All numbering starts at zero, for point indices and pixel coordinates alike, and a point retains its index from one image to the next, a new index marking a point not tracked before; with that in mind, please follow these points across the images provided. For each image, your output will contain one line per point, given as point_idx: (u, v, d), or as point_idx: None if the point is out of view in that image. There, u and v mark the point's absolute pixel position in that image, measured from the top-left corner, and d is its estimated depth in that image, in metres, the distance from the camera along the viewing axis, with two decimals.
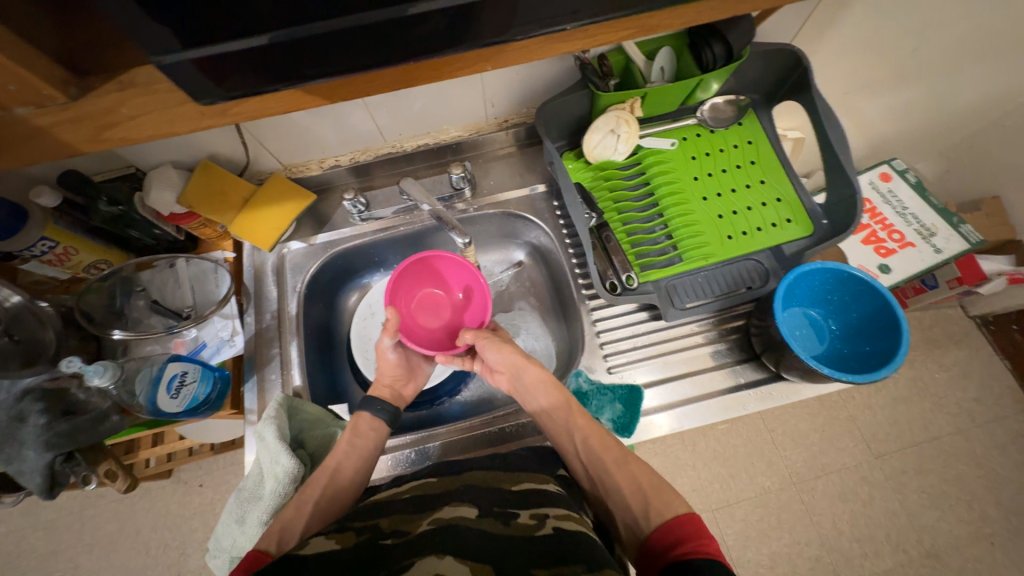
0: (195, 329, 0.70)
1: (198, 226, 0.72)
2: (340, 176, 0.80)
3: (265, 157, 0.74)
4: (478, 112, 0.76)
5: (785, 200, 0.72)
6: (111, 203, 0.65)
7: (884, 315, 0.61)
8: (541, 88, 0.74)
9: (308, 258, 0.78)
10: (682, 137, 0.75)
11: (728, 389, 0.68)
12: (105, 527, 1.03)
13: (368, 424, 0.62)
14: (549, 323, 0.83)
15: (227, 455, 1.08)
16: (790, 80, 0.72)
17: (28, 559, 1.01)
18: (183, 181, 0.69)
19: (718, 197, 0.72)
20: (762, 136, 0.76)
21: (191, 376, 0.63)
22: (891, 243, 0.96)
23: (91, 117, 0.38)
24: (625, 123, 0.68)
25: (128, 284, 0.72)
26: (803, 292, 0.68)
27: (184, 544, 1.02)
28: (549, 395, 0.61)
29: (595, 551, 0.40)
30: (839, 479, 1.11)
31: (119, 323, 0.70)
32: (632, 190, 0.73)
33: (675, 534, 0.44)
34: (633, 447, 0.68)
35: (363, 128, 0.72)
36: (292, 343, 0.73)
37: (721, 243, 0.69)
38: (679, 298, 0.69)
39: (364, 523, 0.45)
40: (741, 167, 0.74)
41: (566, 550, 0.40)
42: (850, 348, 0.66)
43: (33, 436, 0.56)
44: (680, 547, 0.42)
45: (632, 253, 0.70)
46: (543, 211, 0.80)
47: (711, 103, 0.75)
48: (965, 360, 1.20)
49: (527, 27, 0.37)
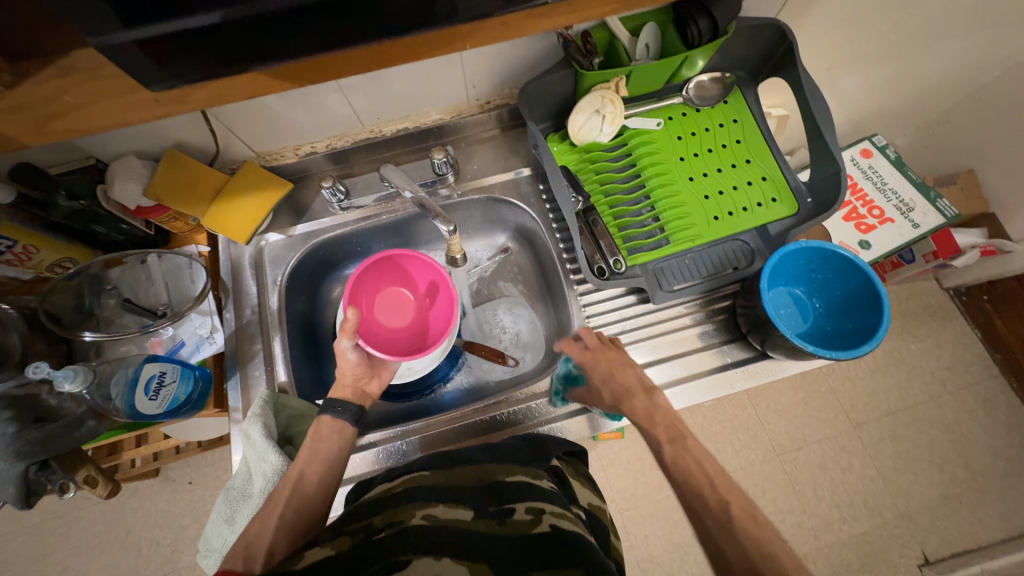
0: (171, 327, 0.67)
1: (168, 219, 0.69)
2: (316, 163, 0.77)
3: (236, 145, 0.70)
4: (458, 94, 0.73)
5: (770, 178, 0.72)
6: (71, 197, 0.61)
7: (866, 293, 0.62)
8: (523, 68, 0.71)
9: (287, 249, 0.76)
10: (667, 116, 0.73)
11: (716, 369, 0.68)
12: (93, 529, 1.01)
13: (330, 427, 0.59)
14: (537, 308, 0.83)
15: (215, 451, 1.06)
16: (774, 57, 0.71)
17: (14, 564, 0.99)
18: (148, 172, 0.65)
19: (704, 177, 0.71)
20: (747, 114, 0.75)
21: (170, 376, 0.61)
22: (871, 219, 0.98)
23: (33, 107, 0.35)
24: (609, 104, 0.66)
25: (97, 283, 0.69)
26: (787, 271, 0.68)
27: (176, 541, 1.01)
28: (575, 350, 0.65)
29: (592, 555, 0.41)
30: (819, 449, 1.15)
31: (89, 323, 0.67)
32: (618, 172, 0.72)
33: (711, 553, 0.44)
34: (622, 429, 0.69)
35: (338, 112, 0.69)
36: (274, 338, 0.71)
37: (707, 224, 0.69)
38: (667, 280, 0.69)
39: (357, 524, 0.44)
40: (727, 146, 0.73)
41: (563, 553, 0.40)
42: (834, 325, 0.67)
43: (1, 444, 0.53)
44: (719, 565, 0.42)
45: (619, 236, 0.69)
46: (528, 195, 0.79)
47: (697, 81, 0.74)
48: (939, 331, 1.24)
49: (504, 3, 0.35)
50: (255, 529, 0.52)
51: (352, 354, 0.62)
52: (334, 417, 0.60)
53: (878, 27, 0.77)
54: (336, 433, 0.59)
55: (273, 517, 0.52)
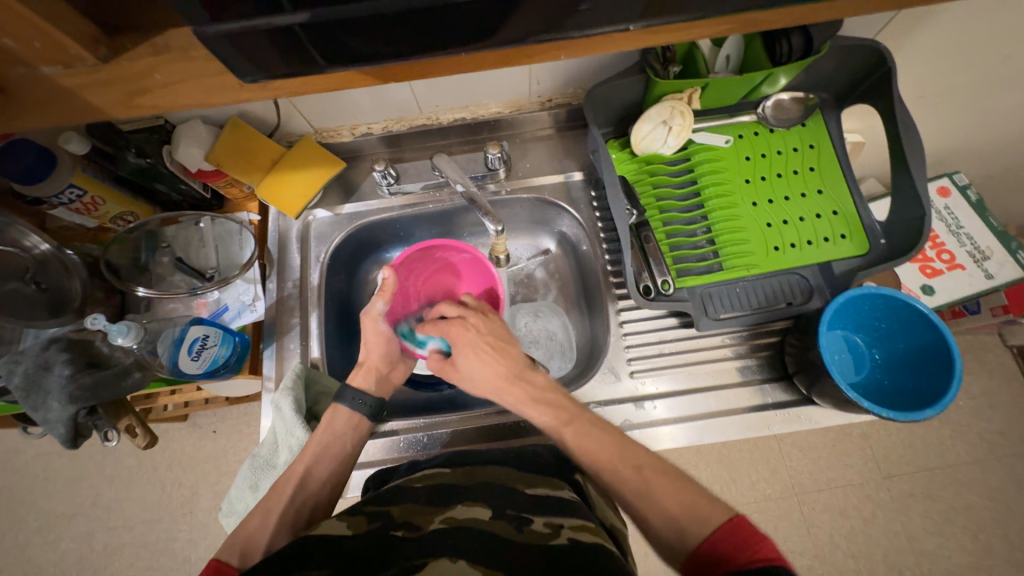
0: (217, 292, 0.70)
1: (225, 185, 0.70)
2: (370, 145, 0.77)
3: (296, 119, 0.71)
4: (521, 89, 0.71)
5: (842, 213, 0.67)
6: (139, 155, 0.64)
7: (935, 351, 0.58)
8: (591, 69, 0.69)
9: (333, 227, 0.76)
10: (738, 134, 0.69)
11: (754, 408, 0.65)
12: (124, 461, 1.07)
13: (343, 421, 0.61)
14: (572, 314, 0.81)
15: (240, 406, 1.11)
16: (866, 84, 0.65)
17: (54, 483, 1.07)
18: (212, 138, 0.67)
19: (769, 204, 0.67)
20: (826, 140, 0.70)
21: (212, 339, 0.63)
22: (939, 263, 0.90)
23: (123, 82, 0.35)
24: (679, 116, 0.63)
25: (153, 239, 0.71)
26: (847, 316, 0.64)
27: (197, 485, 1.06)
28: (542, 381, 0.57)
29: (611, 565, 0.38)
30: (843, 494, 1.09)
31: (144, 278, 0.70)
32: (677, 188, 0.69)
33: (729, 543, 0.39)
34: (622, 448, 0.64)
35: (399, 96, 0.69)
36: (312, 313, 0.72)
37: (766, 254, 0.65)
38: (713, 307, 0.65)
39: (376, 509, 0.45)
40: (798, 173, 0.69)
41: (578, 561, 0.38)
42: (891, 380, 0.63)
43: (58, 385, 0.58)
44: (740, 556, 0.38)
45: (669, 256, 0.66)
46: (578, 200, 0.76)
47: (776, 99, 0.69)
48: (994, 390, 1.15)
49: (594, 14, 0.33)
50: (256, 521, 0.52)
51: (383, 325, 0.65)
52: (351, 411, 0.61)
53: (988, 60, 0.70)
54: (351, 431, 0.61)
55: (273, 516, 0.53)
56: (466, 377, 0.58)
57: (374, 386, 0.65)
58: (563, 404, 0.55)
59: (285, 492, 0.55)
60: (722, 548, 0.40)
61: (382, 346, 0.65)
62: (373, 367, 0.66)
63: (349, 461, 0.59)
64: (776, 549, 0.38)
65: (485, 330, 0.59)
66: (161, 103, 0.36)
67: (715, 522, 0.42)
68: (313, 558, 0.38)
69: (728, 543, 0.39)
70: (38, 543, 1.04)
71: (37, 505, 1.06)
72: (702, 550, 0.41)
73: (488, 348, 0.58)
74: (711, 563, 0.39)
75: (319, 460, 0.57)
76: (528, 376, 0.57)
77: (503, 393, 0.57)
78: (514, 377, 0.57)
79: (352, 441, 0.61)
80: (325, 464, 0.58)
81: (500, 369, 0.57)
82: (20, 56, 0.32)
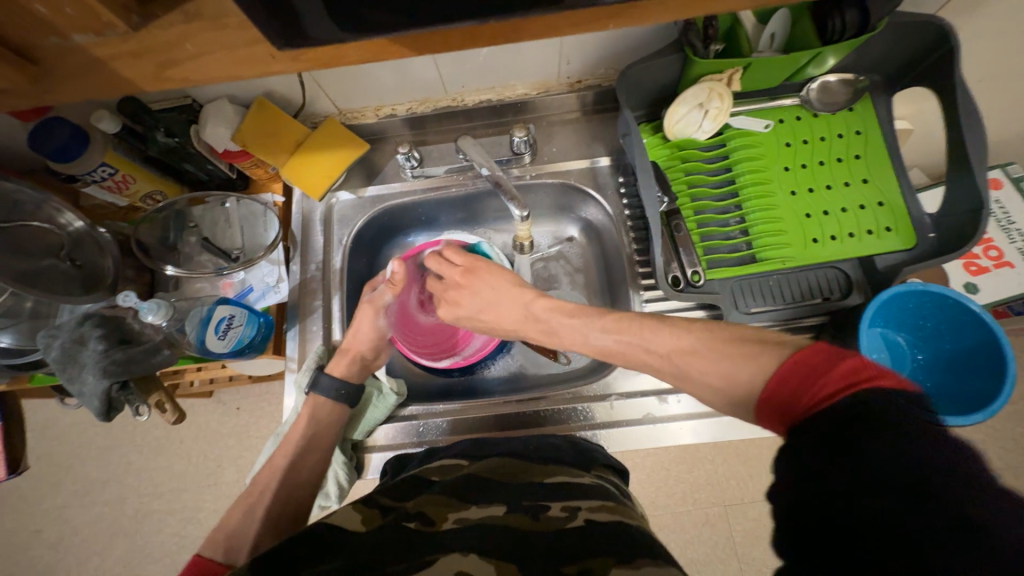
0: (243, 272, 0.70)
1: (251, 165, 0.71)
2: (394, 127, 0.76)
3: (321, 99, 0.70)
4: (550, 69, 0.69)
5: (888, 204, 0.63)
6: (168, 134, 0.64)
7: (986, 355, 0.55)
8: (624, 47, 0.66)
9: (356, 211, 0.76)
10: (778, 119, 0.66)
11: None
12: (154, 433, 1.12)
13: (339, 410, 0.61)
14: (595, 303, 0.79)
15: (261, 384, 1.13)
16: (923, 65, 0.61)
17: (90, 450, 1.12)
18: (238, 117, 0.67)
19: (809, 193, 0.64)
20: (874, 126, 0.66)
21: (238, 319, 0.64)
22: (985, 259, 0.82)
23: (151, 52, 0.34)
24: (717, 98, 0.60)
25: (181, 219, 0.72)
26: (889, 314, 0.61)
27: (220, 458, 1.10)
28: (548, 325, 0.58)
29: (637, 544, 0.38)
30: None
31: (173, 257, 0.71)
32: (710, 174, 0.66)
33: (793, 381, 0.37)
34: (645, 445, 0.63)
35: (424, 76, 0.67)
36: (335, 296, 0.72)
37: (804, 246, 0.62)
38: (744, 301, 0.62)
39: (391, 503, 0.44)
40: (842, 160, 0.65)
41: (599, 543, 0.37)
42: (935, 384, 0.60)
43: (93, 360, 0.60)
44: (811, 385, 0.35)
45: (700, 245, 0.64)
46: (605, 186, 0.74)
47: (822, 81, 0.65)
48: None
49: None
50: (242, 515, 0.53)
51: (380, 321, 0.67)
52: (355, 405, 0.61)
53: None
54: None
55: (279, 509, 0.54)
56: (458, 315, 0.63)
57: (356, 373, 0.66)
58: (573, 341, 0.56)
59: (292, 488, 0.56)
60: (791, 382, 0.37)
61: (375, 338, 0.66)
62: (358, 353, 0.66)
63: None
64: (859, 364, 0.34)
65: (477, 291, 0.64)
66: (191, 75, 0.36)
67: (774, 370, 0.39)
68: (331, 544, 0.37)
69: (796, 379, 0.36)
70: (74, 506, 1.09)
71: (73, 470, 1.11)
72: (773, 391, 0.38)
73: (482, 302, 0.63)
74: (783, 402, 0.37)
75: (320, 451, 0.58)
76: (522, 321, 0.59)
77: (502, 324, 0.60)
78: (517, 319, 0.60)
79: None
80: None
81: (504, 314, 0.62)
82: (54, 25, 0.32)
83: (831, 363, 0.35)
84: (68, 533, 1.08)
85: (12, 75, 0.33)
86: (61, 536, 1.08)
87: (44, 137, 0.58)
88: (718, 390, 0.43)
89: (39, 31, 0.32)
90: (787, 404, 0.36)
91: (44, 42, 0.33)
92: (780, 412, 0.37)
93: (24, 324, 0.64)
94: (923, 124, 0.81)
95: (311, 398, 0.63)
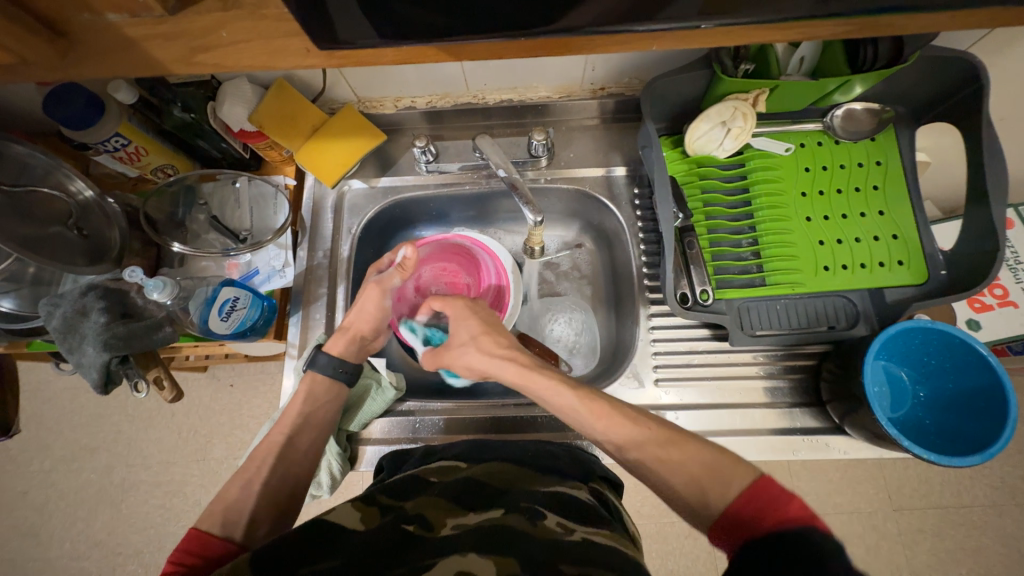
0: (249, 254, 0.70)
1: (266, 147, 0.70)
2: (412, 119, 0.75)
3: (341, 86, 0.69)
4: (574, 74, 0.68)
5: (903, 238, 0.63)
6: (184, 110, 0.64)
7: (988, 397, 0.55)
8: (652, 59, 0.65)
9: (367, 200, 0.75)
10: (800, 143, 0.66)
11: (780, 431, 0.63)
12: (147, 404, 1.11)
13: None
14: (598, 311, 0.79)
15: (256, 363, 1.13)
16: (950, 101, 0.61)
17: (81, 416, 1.12)
18: (257, 98, 0.66)
19: (824, 220, 0.64)
20: (894, 158, 0.65)
21: (242, 301, 0.64)
22: (989, 297, 0.82)
23: (185, 36, 0.34)
24: (741, 117, 0.60)
25: (191, 194, 0.72)
26: (894, 348, 0.61)
27: (211, 434, 1.10)
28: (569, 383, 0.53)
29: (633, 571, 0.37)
30: (849, 522, 0.92)
31: (180, 233, 0.70)
32: (727, 193, 0.66)
33: (753, 505, 0.38)
34: None
35: (447, 71, 0.67)
36: (340, 284, 0.72)
37: (815, 273, 0.62)
38: (750, 322, 0.62)
39: (390, 501, 0.44)
40: (860, 190, 0.65)
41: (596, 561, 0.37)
42: (934, 421, 0.60)
43: (93, 331, 0.59)
44: (768, 518, 0.37)
45: (710, 263, 0.63)
46: (620, 196, 0.73)
47: (847, 108, 0.65)
48: None
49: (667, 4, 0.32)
50: (232, 491, 0.52)
51: (386, 302, 0.63)
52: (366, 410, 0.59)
53: None
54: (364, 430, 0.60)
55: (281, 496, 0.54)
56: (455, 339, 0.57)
57: (353, 352, 0.64)
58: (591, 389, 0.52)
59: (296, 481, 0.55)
60: (744, 516, 0.38)
61: (376, 318, 0.64)
62: (359, 333, 0.64)
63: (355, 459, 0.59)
64: (806, 509, 0.36)
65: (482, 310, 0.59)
66: (221, 61, 0.35)
67: (732, 491, 0.40)
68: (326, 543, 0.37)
69: (754, 506, 0.38)
70: (62, 470, 1.09)
71: (63, 435, 1.11)
72: (728, 517, 0.39)
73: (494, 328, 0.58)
74: (740, 526, 0.38)
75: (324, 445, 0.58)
76: (517, 351, 0.55)
77: (507, 362, 0.53)
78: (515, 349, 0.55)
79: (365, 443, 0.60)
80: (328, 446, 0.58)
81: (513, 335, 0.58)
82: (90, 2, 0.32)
83: (783, 502, 0.37)
84: (53, 497, 1.08)
85: (42, 49, 0.33)
86: (47, 500, 1.08)
87: (59, 103, 0.57)
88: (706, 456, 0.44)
89: (74, 7, 0.32)
90: (745, 530, 0.38)
91: (77, 17, 0.33)
92: (736, 535, 0.38)
93: (26, 290, 0.64)
94: (940, 158, 0.81)
95: (307, 376, 0.61)
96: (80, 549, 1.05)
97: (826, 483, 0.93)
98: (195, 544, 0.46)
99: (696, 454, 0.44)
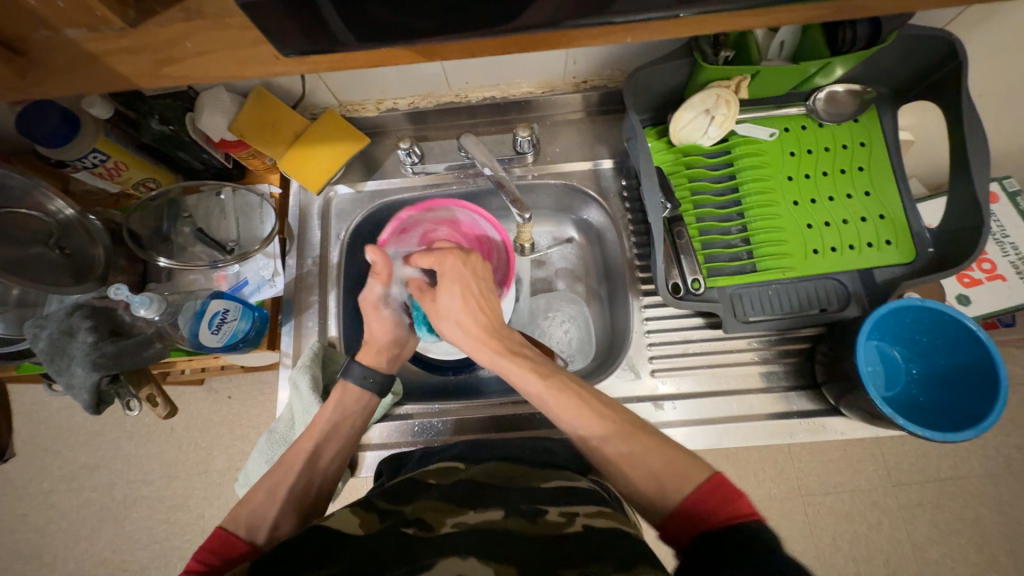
0: (237, 266, 0.69)
1: (247, 155, 0.69)
2: (395, 121, 0.74)
3: (321, 91, 0.68)
4: (556, 68, 0.68)
5: (890, 218, 0.63)
6: (162, 122, 0.63)
7: (980, 371, 0.55)
8: (633, 49, 0.65)
9: (354, 205, 0.75)
10: (784, 127, 0.66)
11: (777, 415, 0.63)
12: (144, 419, 1.10)
13: (354, 400, 0.59)
14: (591, 306, 0.79)
15: (253, 373, 1.12)
16: (930, 78, 0.61)
17: (78, 435, 1.11)
18: (236, 107, 0.65)
19: (811, 204, 0.64)
20: (878, 139, 0.66)
21: (232, 313, 0.63)
22: (978, 272, 0.82)
23: (149, 48, 0.33)
24: (724, 105, 0.59)
25: (175, 208, 0.71)
26: (886, 327, 0.62)
27: (211, 446, 1.09)
28: (586, 420, 0.49)
29: (631, 549, 0.38)
30: (851, 499, 0.93)
31: (167, 247, 0.70)
32: (714, 180, 0.66)
33: (707, 503, 0.41)
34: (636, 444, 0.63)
35: (427, 71, 0.66)
36: (331, 292, 0.71)
37: (804, 256, 0.62)
38: (742, 309, 0.62)
39: (390, 506, 0.44)
40: (845, 172, 0.65)
41: (599, 552, 0.37)
42: (928, 397, 0.61)
43: (82, 352, 0.59)
44: (719, 511, 0.40)
45: (701, 251, 0.64)
46: (607, 189, 0.73)
47: (830, 91, 0.65)
48: None
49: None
50: (256, 501, 0.52)
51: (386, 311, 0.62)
52: (361, 389, 0.60)
53: None
54: (360, 408, 0.60)
55: (292, 507, 0.52)
56: (443, 313, 0.56)
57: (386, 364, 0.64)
58: (596, 407, 0.50)
59: (303, 483, 0.54)
60: (700, 508, 0.41)
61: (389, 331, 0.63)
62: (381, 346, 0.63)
63: (348, 445, 0.59)
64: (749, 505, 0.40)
65: (477, 273, 0.58)
66: (189, 74, 0.35)
67: (688, 488, 0.43)
68: (323, 555, 0.37)
69: (710, 501, 0.41)
70: (62, 490, 1.08)
71: (61, 455, 1.10)
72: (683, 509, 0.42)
73: (474, 292, 0.56)
74: (693, 519, 0.41)
75: (329, 440, 0.57)
76: (498, 333, 0.55)
77: (480, 345, 0.54)
78: (492, 332, 0.55)
79: (361, 419, 0.60)
80: (334, 446, 0.57)
81: (479, 317, 0.55)
82: (46, 18, 0.31)
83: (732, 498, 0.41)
84: (55, 518, 1.07)
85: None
86: (49, 521, 1.07)
87: (33, 122, 0.56)
88: (675, 468, 0.45)
89: (29, 23, 0.32)
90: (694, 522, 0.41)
91: (35, 35, 0.33)
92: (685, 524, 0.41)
93: (11, 312, 0.64)
94: (924, 135, 0.81)
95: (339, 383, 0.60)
96: (85, 569, 1.05)
97: (825, 463, 0.94)
98: (220, 543, 0.47)
99: (668, 464, 0.46)
